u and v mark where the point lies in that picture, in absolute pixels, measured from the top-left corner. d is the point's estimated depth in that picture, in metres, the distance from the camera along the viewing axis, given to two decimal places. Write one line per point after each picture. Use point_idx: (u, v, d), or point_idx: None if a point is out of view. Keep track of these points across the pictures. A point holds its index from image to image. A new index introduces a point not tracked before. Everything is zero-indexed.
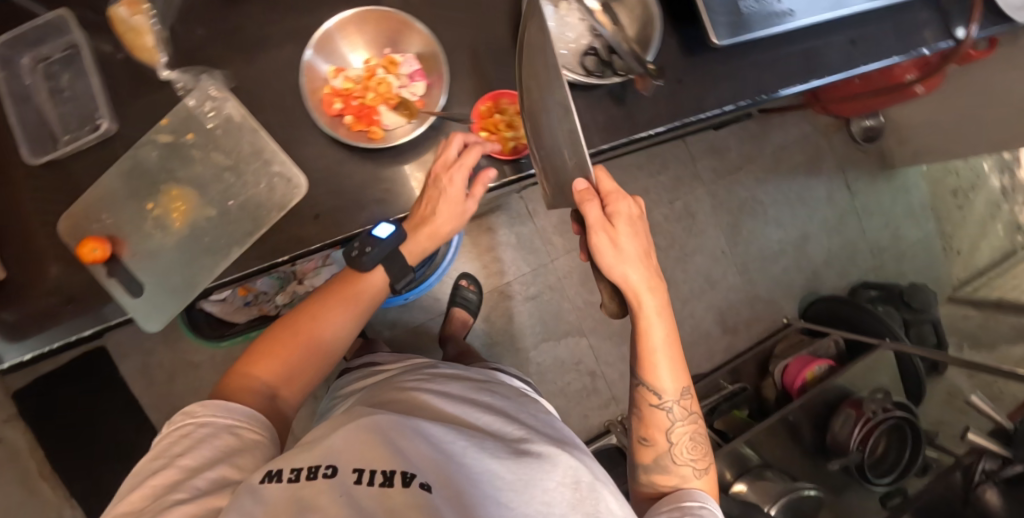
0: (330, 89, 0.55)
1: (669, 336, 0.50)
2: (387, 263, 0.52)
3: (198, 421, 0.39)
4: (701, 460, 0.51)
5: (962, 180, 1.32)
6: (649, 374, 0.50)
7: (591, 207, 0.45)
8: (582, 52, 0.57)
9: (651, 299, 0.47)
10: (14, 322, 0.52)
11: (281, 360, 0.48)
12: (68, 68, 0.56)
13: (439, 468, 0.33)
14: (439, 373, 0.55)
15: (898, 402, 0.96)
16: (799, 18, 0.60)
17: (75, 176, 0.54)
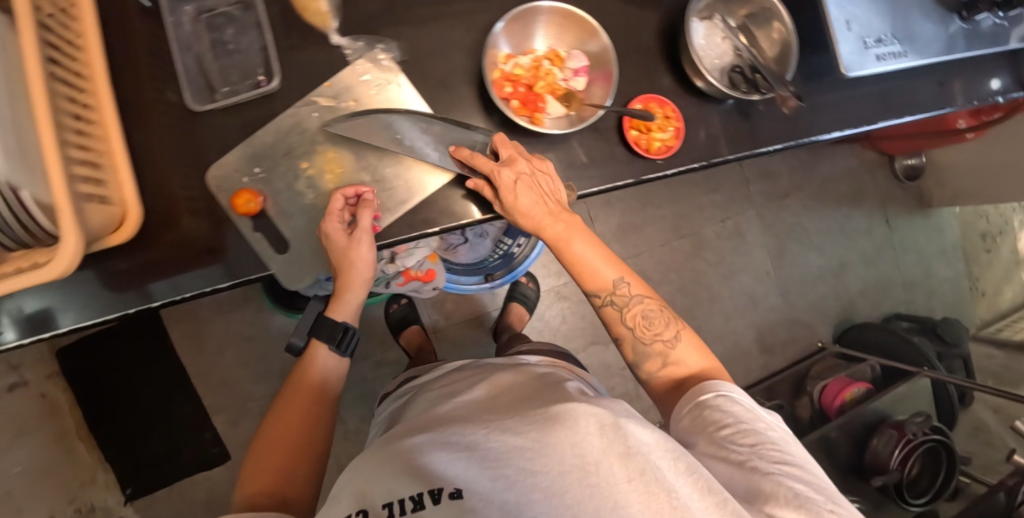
0: (500, 73, 0.57)
1: (591, 244, 0.55)
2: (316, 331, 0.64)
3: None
4: (669, 327, 0.55)
5: (992, 225, 1.36)
6: (591, 279, 0.56)
7: (505, 171, 0.51)
8: (726, 68, 0.62)
9: (559, 225, 0.54)
10: (126, 270, 0.51)
11: (275, 463, 0.52)
12: (233, 23, 0.58)
13: (467, 468, 0.34)
14: (468, 378, 0.58)
15: (934, 427, 1.00)
16: (910, 60, 0.64)
17: (228, 128, 0.55)
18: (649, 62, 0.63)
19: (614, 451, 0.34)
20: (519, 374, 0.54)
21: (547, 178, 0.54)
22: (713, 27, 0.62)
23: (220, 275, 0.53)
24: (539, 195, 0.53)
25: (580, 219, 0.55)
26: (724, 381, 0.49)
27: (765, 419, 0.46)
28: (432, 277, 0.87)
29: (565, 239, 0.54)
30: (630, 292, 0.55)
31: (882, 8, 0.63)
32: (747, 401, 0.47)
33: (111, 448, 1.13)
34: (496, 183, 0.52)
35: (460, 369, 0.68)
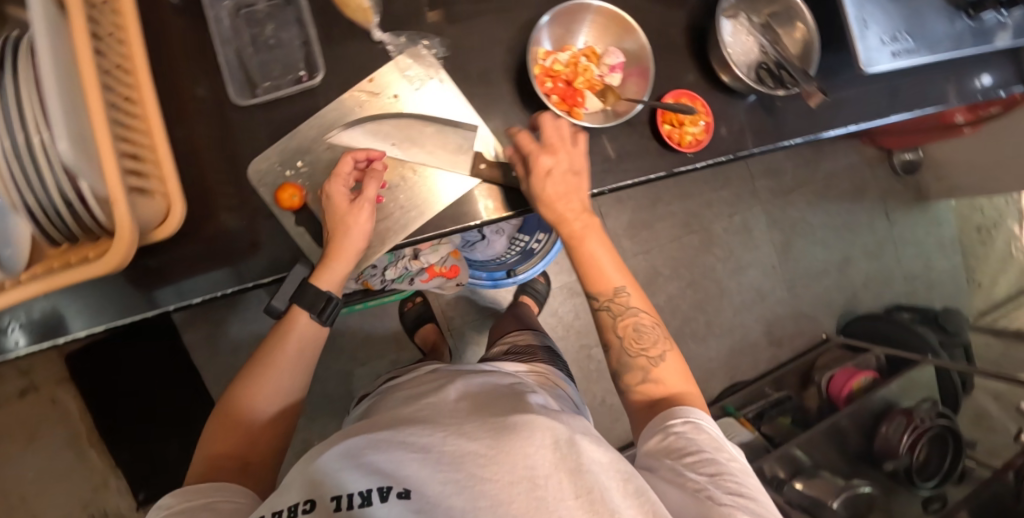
0: (541, 68, 0.58)
1: (604, 247, 0.58)
2: (299, 298, 0.53)
3: (184, 505, 0.42)
4: (657, 345, 0.56)
5: (985, 219, 1.40)
6: (597, 280, 0.58)
7: (545, 157, 0.53)
8: (753, 65, 0.65)
9: (576, 223, 0.57)
10: (156, 267, 0.54)
11: (236, 439, 0.51)
12: (272, 18, 0.58)
13: (416, 467, 0.33)
14: (424, 385, 0.57)
15: (942, 412, 1.04)
16: (923, 56, 0.66)
17: (273, 123, 0.57)
18: (678, 59, 0.65)
19: (565, 467, 0.34)
20: (478, 381, 0.54)
21: (580, 180, 0.56)
22: (739, 26, 0.64)
23: (262, 269, 0.56)
24: (574, 192, 0.55)
25: (598, 223, 0.58)
26: (695, 408, 0.50)
27: (728, 451, 0.47)
28: (455, 272, 0.88)
29: (582, 236, 0.57)
30: (628, 303, 0.58)
31: (894, 8, 0.66)
32: (713, 430, 0.49)
33: (123, 452, 1.10)
34: (533, 166, 0.53)
35: (429, 371, 0.68)
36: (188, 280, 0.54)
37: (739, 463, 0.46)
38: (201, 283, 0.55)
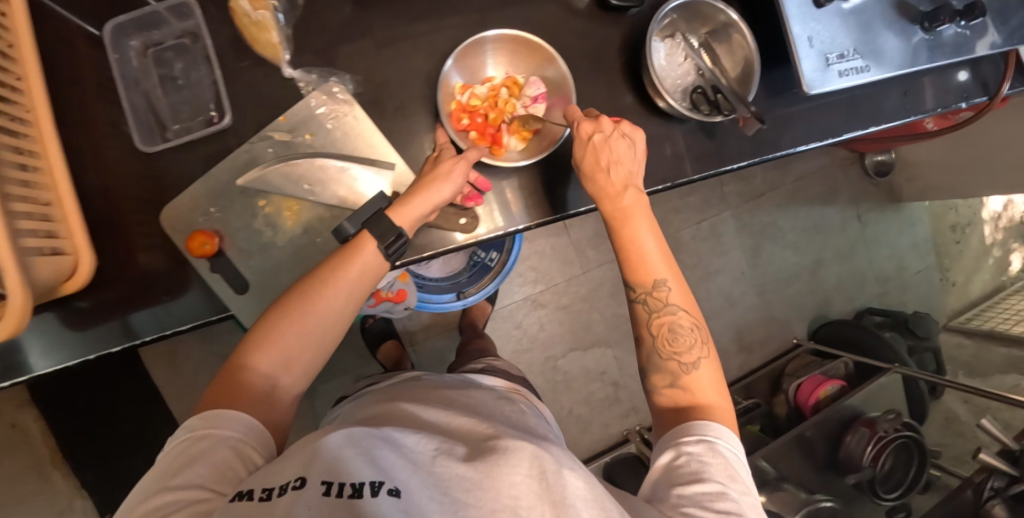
0: (457, 104, 0.58)
1: (653, 234, 0.54)
2: (371, 227, 0.51)
3: (203, 432, 0.41)
4: (692, 350, 0.51)
5: (960, 217, 1.46)
6: (639, 269, 0.53)
7: (584, 124, 0.53)
8: (689, 89, 0.63)
9: (626, 200, 0.53)
10: (88, 309, 0.52)
11: (272, 345, 0.47)
12: (181, 56, 0.57)
13: (407, 473, 0.33)
14: (417, 387, 0.58)
15: (907, 423, 1.03)
16: (873, 74, 0.63)
17: (185, 167, 0.55)
18: (612, 82, 0.63)
19: (547, 500, 0.33)
20: (469, 399, 0.54)
21: (629, 145, 0.54)
22: (675, 47, 0.62)
23: (179, 316, 0.54)
24: (614, 162, 0.53)
25: (648, 201, 0.54)
26: (715, 425, 0.46)
27: (740, 482, 0.42)
28: (403, 297, 0.88)
29: (626, 215, 0.53)
30: (668, 298, 0.52)
31: (845, 22, 0.62)
32: (733, 455, 0.44)
33: (89, 474, 1.06)
34: (575, 134, 0.54)
35: (408, 378, 0.66)
36: (106, 326, 0.53)
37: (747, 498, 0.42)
38: (117, 331, 0.53)
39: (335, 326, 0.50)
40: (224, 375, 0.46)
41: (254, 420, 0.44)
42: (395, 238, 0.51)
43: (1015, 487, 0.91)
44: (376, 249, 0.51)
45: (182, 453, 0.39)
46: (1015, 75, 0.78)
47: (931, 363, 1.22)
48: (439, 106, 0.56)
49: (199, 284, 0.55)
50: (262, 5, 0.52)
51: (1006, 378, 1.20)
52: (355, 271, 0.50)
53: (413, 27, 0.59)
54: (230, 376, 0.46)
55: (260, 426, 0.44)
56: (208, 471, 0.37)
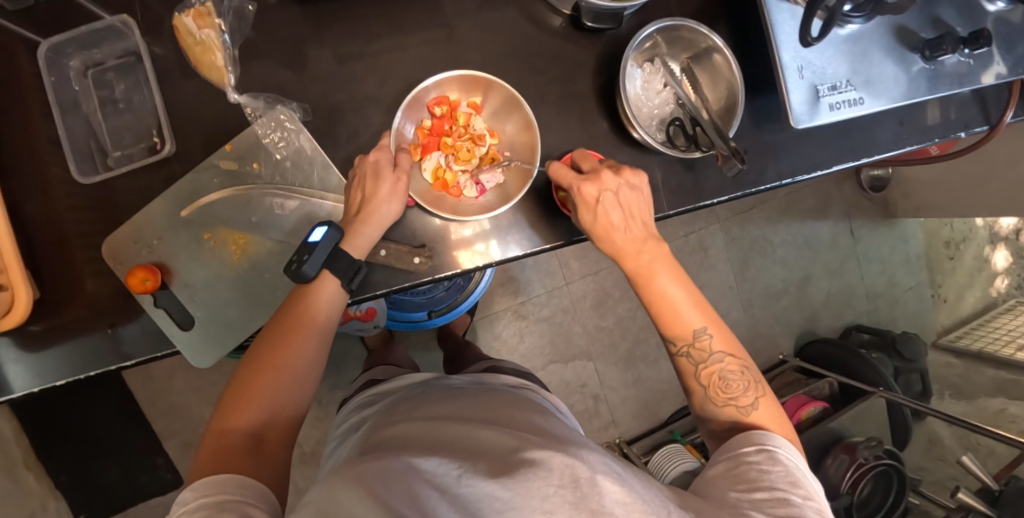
0: (451, 100, 0.57)
1: (678, 283, 0.51)
2: (332, 265, 0.48)
3: (199, 502, 0.35)
4: (747, 394, 0.50)
5: (954, 233, 1.48)
6: (674, 325, 0.51)
7: (589, 186, 0.49)
8: (666, 119, 0.60)
9: (647, 252, 0.51)
10: (41, 332, 0.50)
11: (254, 403, 0.45)
12: (125, 77, 0.54)
13: (431, 506, 0.31)
14: (441, 393, 0.56)
15: (888, 450, 1.01)
16: (867, 106, 0.59)
17: (124, 195, 0.52)
18: (585, 108, 0.60)
19: (584, 510, 0.30)
20: (505, 405, 0.52)
21: (638, 195, 0.51)
22: (653, 73, 0.58)
23: (126, 352, 0.51)
24: (628, 218, 0.50)
25: (666, 248, 0.52)
26: (775, 435, 0.45)
27: (807, 486, 0.41)
28: (371, 315, 0.88)
29: (651, 270, 0.51)
30: (711, 347, 0.51)
31: (838, 51, 0.58)
32: (794, 462, 0.43)
33: (62, 475, 1.01)
34: (579, 198, 0.50)
35: (421, 384, 0.63)
36: (47, 354, 0.50)
37: (821, 503, 0.40)
38: (62, 365, 0.50)
39: (309, 367, 0.48)
40: (206, 447, 0.42)
41: (254, 481, 0.39)
42: (358, 271, 0.49)
43: None
44: (333, 275, 0.48)
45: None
46: (1017, 104, 0.75)
47: (915, 384, 1.25)
48: (441, 85, 0.55)
49: (136, 319, 0.51)
50: (207, 24, 0.50)
51: (991, 400, 1.23)
52: (321, 308, 0.48)
53: (374, 49, 0.55)
54: (212, 442, 0.42)
55: (258, 484, 0.39)
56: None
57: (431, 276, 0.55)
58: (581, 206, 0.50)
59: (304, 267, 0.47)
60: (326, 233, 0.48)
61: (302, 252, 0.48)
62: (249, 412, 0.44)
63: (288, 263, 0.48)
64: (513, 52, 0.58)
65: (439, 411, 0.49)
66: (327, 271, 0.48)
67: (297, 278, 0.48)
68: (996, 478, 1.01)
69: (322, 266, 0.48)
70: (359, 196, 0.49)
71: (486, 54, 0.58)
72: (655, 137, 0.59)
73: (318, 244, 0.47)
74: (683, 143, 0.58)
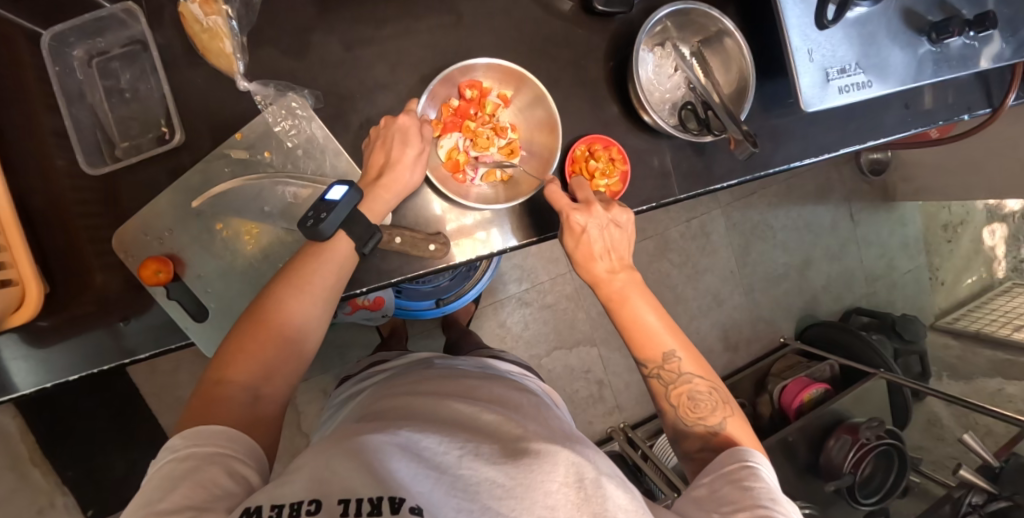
0: (483, 85, 0.56)
1: (651, 307, 0.52)
2: (349, 227, 0.47)
3: (187, 452, 0.34)
4: (715, 413, 0.50)
5: (953, 217, 1.51)
6: (646, 346, 0.51)
7: (578, 215, 0.50)
8: (677, 103, 0.60)
9: (619, 280, 0.52)
10: (50, 328, 0.50)
11: (252, 357, 0.42)
12: (130, 66, 0.53)
13: (427, 487, 0.31)
14: (436, 372, 0.56)
15: (889, 430, 1.04)
16: (875, 90, 0.60)
17: (132, 186, 0.52)
18: (595, 94, 0.60)
19: (587, 511, 0.32)
20: (503, 388, 0.52)
21: (622, 232, 0.52)
22: (665, 57, 0.58)
23: (139, 344, 0.51)
24: (606, 249, 0.51)
25: (639, 277, 0.53)
26: (755, 451, 0.46)
27: (785, 503, 0.41)
28: (379, 305, 0.88)
29: (623, 296, 0.51)
30: (680, 368, 0.51)
31: (847, 35, 0.58)
32: (773, 479, 0.44)
33: (69, 470, 1.00)
34: (567, 225, 0.51)
35: (419, 363, 0.63)
36: (57, 349, 0.50)
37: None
38: (77, 359, 0.50)
39: (302, 348, 0.46)
40: (199, 396, 0.40)
41: (244, 437, 0.38)
42: (372, 237, 0.49)
43: (994, 505, 0.96)
44: (348, 236, 0.47)
45: (169, 476, 0.33)
46: (1019, 86, 0.76)
47: (915, 365, 1.27)
48: (477, 69, 0.55)
49: (149, 312, 0.51)
50: (214, 11, 0.49)
51: (988, 381, 1.26)
52: (321, 281, 0.46)
53: (382, 35, 0.55)
54: (207, 394, 0.40)
55: (248, 439, 0.38)
56: (197, 491, 0.31)
57: (441, 262, 0.55)
58: (567, 232, 0.51)
59: (321, 225, 0.46)
60: (347, 193, 0.47)
61: (320, 209, 0.46)
62: (248, 367, 0.42)
63: (301, 218, 0.46)
64: (522, 36, 0.58)
65: (428, 390, 0.49)
66: (343, 232, 0.47)
67: (312, 235, 0.46)
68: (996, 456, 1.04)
69: (339, 227, 0.47)
70: (382, 160, 0.49)
71: (495, 39, 0.57)
72: (667, 121, 0.59)
73: (338, 203, 0.46)
74: (695, 127, 0.58)
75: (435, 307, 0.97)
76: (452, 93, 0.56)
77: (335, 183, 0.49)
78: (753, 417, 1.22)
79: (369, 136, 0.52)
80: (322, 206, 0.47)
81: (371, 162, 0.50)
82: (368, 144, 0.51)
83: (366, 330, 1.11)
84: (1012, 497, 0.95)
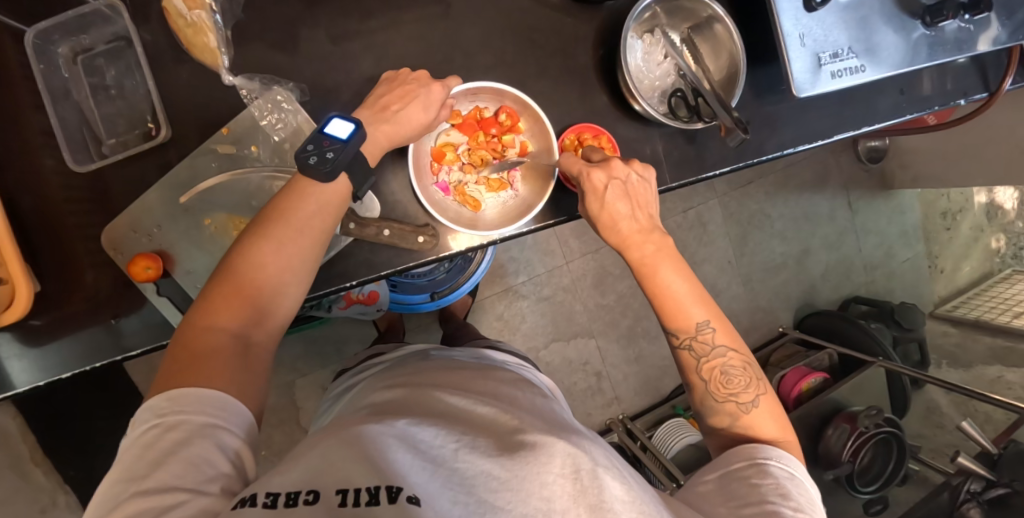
0: (513, 127, 0.57)
1: (681, 276, 0.51)
2: (350, 172, 0.47)
3: (173, 418, 0.34)
4: (748, 390, 0.50)
5: (952, 204, 1.50)
6: (677, 315, 0.51)
7: (598, 173, 0.49)
8: (668, 92, 0.59)
9: (648, 246, 0.51)
10: (42, 327, 0.50)
11: (242, 301, 0.42)
12: (115, 62, 0.53)
13: (425, 478, 0.31)
14: (434, 362, 0.56)
15: (888, 418, 1.03)
16: (868, 75, 0.59)
17: (118, 184, 0.51)
18: (585, 83, 0.59)
19: (583, 503, 0.31)
20: (495, 379, 0.51)
21: (644, 186, 0.51)
22: (653, 44, 0.58)
23: (132, 342, 0.51)
24: (634, 207, 0.50)
25: (670, 243, 0.52)
26: (767, 447, 0.46)
27: (798, 498, 0.41)
28: (375, 299, 0.88)
29: (654, 262, 0.50)
30: (713, 340, 0.51)
31: (839, 19, 0.57)
32: (787, 471, 0.44)
33: (70, 469, 0.98)
34: (586, 185, 0.49)
35: (416, 354, 0.63)
36: (49, 349, 0.50)
37: (813, 514, 0.41)
38: (67, 357, 0.50)
39: (284, 302, 0.45)
40: (183, 336, 0.40)
41: (240, 405, 0.37)
42: (368, 182, 0.49)
43: (993, 491, 0.96)
44: (349, 179, 0.47)
45: (155, 447, 0.32)
46: (1015, 71, 0.75)
47: (914, 354, 1.30)
48: (524, 103, 0.55)
49: (140, 311, 0.51)
50: (198, 5, 0.48)
51: (988, 368, 1.27)
52: (310, 227, 0.45)
53: (369, 26, 0.54)
54: (195, 340, 0.39)
55: (240, 407, 0.37)
56: (187, 470, 0.31)
57: (427, 258, 0.55)
58: (588, 193, 0.50)
59: (326, 166, 0.44)
60: (353, 133, 0.45)
61: (324, 147, 0.45)
62: (233, 311, 0.41)
63: (303, 151, 0.45)
64: (511, 26, 0.57)
65: (426, 382, 0.49)
66: (346, 176, 0.46)
67: (308, 173, 0.44)
68: (994, 442, 1.04)
69: (343, 170, 0.45)
70: (394, 105, 0.49)
71: (483, 29, 0.57)
72: (657, 109, 0.58)
73: (345, 142, 0.45)
74: (686, 115, 0.58)
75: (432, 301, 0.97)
76: (491, 106, 0.57)
77: (337, 117, 0.46)
78: None
79: (391, 75, 0.52)
80: (324, 141, 0.45)
81: (382, 99, 0.49)
82: (388, 81, 0.51)
83: (363, 325, 1.11)
84: (1010, 484, 0.96)
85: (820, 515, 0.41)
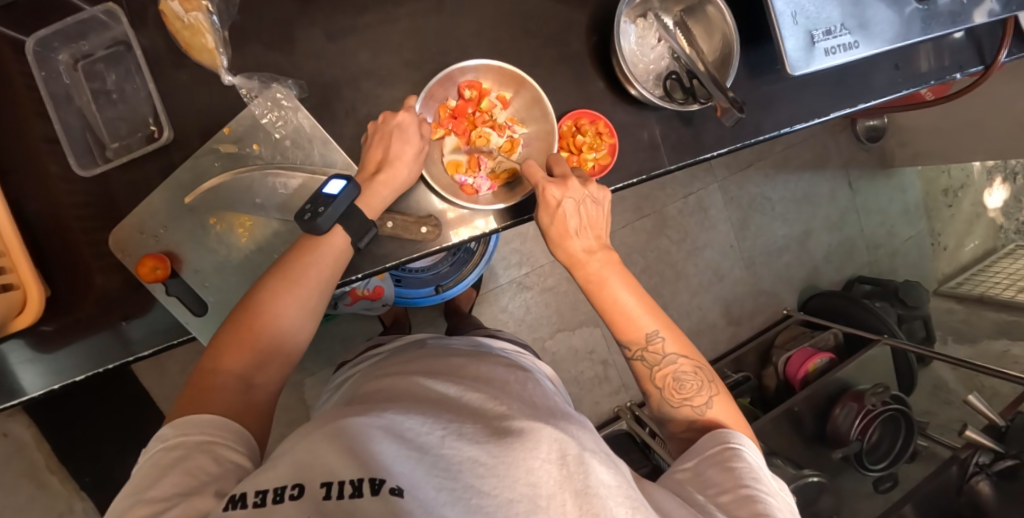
0: (479, 89, 0.56)
1: (631, 290, 0.52)
2: (346, 221, 0.48)
3: (177, 440, 0.35)
4: (701, 393, 0.51)
5: (953, 181, 1.51)
6: (627, 328, 0.52)
7: (553, 189, 0.50)
8: (662, 74, 0.60)
9: (597, 263, 0.51)
10: (54, 332, 0.51)
11: (246, 348, 0.43)
12: (115, 67, 0.54)
13: (410, 467, 0.31)
14: (430, 350, 0.58)
15: (895, 396, 1.05)
16: (862, 51, 0.59)
17: (123, 189, 0.52)
18: (579, 69, 0.60)
19: (569, 488, 0.32)
20: (485, 366, 0.51)
21: (597, 208, 0.52)
22: (647, 28, 0.58)
23: (143, 342, 0.52)
24: (583, 225, 0.51)
25: (616, 256, 0.53)
26: (738, 433, 0.47)
27: (768, 483, 0.43)
28: (380, 294, 0.90)
29: (602, 278, 0.51)
30: (664, 348, 0.52)
31: None
32: (756, 460, 0.45)
33: (86, 476, 0.99)
34: (541, 198, 0.51)
35: (412, 343, 0.64)
36: (64, 352, 0.51)
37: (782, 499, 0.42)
38: (82, 360, 0.51)
39: (291, 354, 0.47)
40: (192, 384, 0.41)
41: (238, 426, 0.39)
42: (368, 231, 0.50)
43: (1002, 463, 0.97)
44: (346, 232, 0.49)
45: (158, 465, 0.34)
46: (1010, 44, 0.75)
47: (920, 331, 1.29)
48: (476, 70, 0.55)
49: (150, 312, 0.52)
50: (195, 7, 0.49)
51: (994, 343, 1.27)
52: (312, 274, 0.47)
53: (363, 22, 0.55)
54: (199, 382, 0.41)
55: (240, 428, 0.38)
56: (186, 479, 0.32)
57: (429, 248, 0.55)
58: (543, 207, 0.51)
59: (318, 220, 0.47)
60: (346, 187, 0.48)
61: (318, 204, 0.48)
62: (241, 355, 0.43)
63: (300, 211, 0.48)
64: (504, 16, 0.58)
65: (417, 372, 0.49)
66: (340, 227, 0.48)
67: (309, 229, 0.47)
68: (1001, 415, 1.05)
69: (336, 221, 0.48)
70: (380, 154, 0.50)
71: (477, 20, 0.57)
72: (653, 92, 0.59)
73: (337, 197, 0.48)
74: (681, 96, 0.59)
75: (438, 295, 0.98)
76: (451, 94, 0.57)
77: (333, 177, 0.50)
78: (759, 389, 1.23)
79: (366, 134, 0.52)
80: (321, 199, 0.49)
81: (369, 151, 0.51)
82: (366, 140, 0.52)
83: (369, 321, 1.11)
84: (1017, 454, 0.97)
85: (784, 500, 0.43)
